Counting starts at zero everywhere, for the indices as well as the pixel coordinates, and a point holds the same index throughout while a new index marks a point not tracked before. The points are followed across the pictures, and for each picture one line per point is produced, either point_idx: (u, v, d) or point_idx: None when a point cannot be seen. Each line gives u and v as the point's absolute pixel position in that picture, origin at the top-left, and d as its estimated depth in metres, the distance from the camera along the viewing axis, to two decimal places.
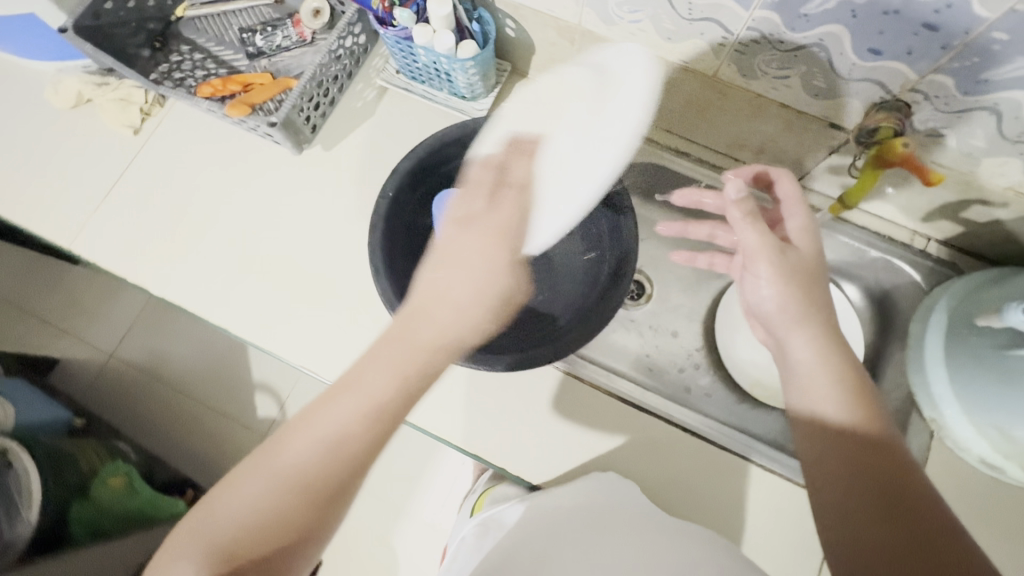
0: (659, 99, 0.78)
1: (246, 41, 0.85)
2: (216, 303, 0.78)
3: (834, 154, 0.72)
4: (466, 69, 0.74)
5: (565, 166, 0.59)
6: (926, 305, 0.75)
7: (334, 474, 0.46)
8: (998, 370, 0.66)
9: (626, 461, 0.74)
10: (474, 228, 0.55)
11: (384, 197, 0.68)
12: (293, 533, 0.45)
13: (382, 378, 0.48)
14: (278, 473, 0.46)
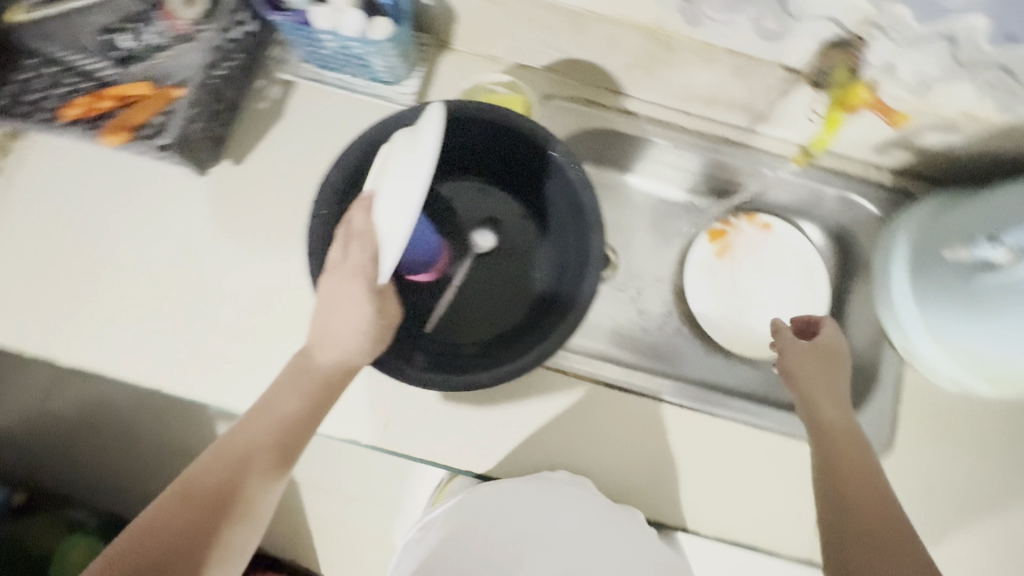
0: (601, 56, 0.74)
1: (108, 46, 0.71)
2: (143, 360, 0.68)
3: (787, 95, 0.71)
4: (383, 51, 0.67)
5: (392, 215, 0.52)
6: (886, 239, 0.74)
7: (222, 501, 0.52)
8: (971, 296, 0.63)
9: (623, 449, 0.71)
10: (337, 277, 0.54)
11: (316, 219, 0.59)
12: (189, 555, 0.49)
13: (289, 398, 0.56)
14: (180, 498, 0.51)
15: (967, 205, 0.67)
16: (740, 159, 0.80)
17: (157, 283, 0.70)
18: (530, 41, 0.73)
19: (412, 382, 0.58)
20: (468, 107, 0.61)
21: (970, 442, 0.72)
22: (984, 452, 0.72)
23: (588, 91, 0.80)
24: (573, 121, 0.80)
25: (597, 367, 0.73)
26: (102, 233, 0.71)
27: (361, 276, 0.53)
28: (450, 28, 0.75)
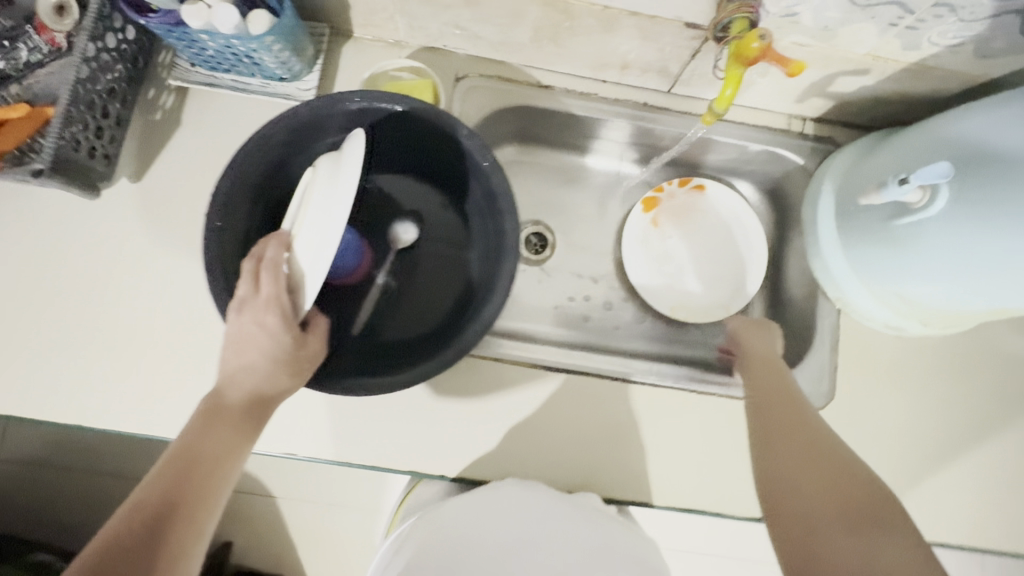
0: (505, 32, 0.70)
1: None
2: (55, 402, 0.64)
3: (697, 55, 0.69)
4: (269, 47, 0.62)
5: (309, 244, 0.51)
6: (813, 193, 0.75)
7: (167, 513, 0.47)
8: (889, 240, 0.61)
9: (573, 435, 0.69)
10: (247, 314, 0.53)
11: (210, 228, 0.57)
12: None
13: (201, 435, 0.51)
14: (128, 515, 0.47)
15: (886, 150, 0.66)
16: (655, 122, 0.78)
17: (67, 319, 0.67)
18: (427, 21, 0.70)
19: (332, 388, 0.56)
20: (365, 95, 0.58)
21: (910, 379, 0.73)
22: (925, 387, 0.73)
23: (495, 69, 0.77)
24: (489, 101, 0.76)
25: (534, 354, 0.72)
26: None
27: (275, 308, 0.52)
28: (343, 15, 0.71)
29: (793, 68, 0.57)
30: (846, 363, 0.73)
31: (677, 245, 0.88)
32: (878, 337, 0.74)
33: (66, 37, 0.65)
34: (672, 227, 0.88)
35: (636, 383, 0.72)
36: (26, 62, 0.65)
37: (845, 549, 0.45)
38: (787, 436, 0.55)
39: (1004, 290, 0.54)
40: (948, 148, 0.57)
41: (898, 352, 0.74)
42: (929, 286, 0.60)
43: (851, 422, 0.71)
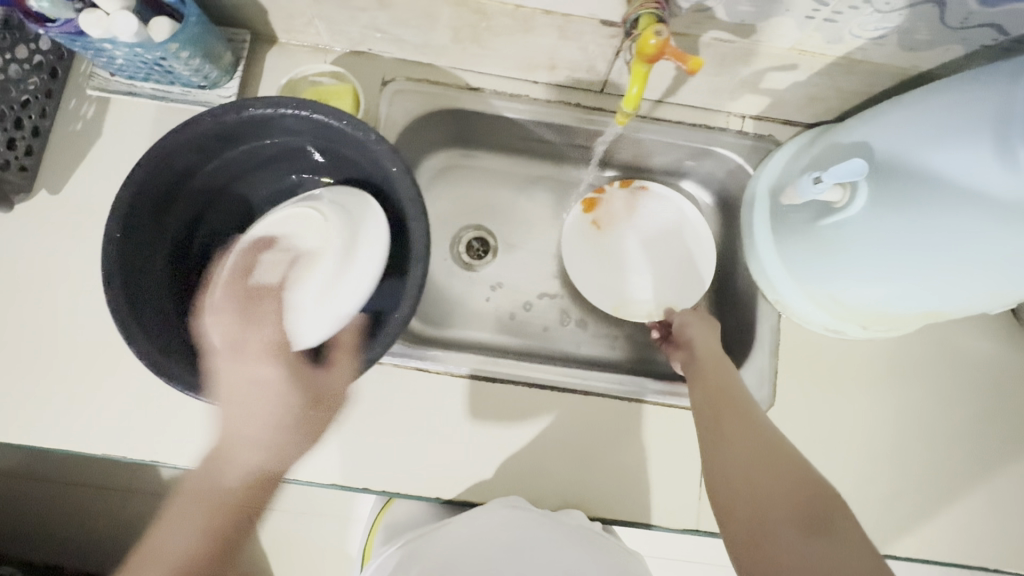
0: (559, 55, 0.67)
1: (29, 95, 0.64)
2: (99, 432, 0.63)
3: (761, 76, 0.65)
4: (175, 53, 0.60)
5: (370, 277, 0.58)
6: (754, 184, 0.72)
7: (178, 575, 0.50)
8: (821, 240, 0.60)
9: (623, 466, 0.67)
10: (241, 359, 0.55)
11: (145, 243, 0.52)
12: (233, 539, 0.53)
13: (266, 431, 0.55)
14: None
15: (822, 147, 0.63)
16: (719, 145, 0.75)
17: (107, 345, 0.65)
18: (477, 45, 0.67)
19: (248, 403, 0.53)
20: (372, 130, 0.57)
21: (972, 409, 0.71)
22: (988, 419, 0.70)
23: (547, 92, 0.74)
24: (416, 104, 0.72)
25: (573, 377, 0.70)
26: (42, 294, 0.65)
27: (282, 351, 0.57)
28: (389, 40, 0.69)
29: (692, 65, 0.49)
30: (895, 389, 0.71)
31: (616, 257, 0.82)
32: (931, 364, 0.72)
33: (210, 120, 0.56)
34: (625, 236, 0.83)
35: (682, 407, 0.69)
36: (155, 180, 0.57)
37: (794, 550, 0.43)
38: (741, 445, 0.51)
39: (969, 289, 0.52)
40: (881, 147, 0.55)
41: (952, 380, 0.72)
42: (918, 309, 0.58)
43: (902, 451, 0.69)
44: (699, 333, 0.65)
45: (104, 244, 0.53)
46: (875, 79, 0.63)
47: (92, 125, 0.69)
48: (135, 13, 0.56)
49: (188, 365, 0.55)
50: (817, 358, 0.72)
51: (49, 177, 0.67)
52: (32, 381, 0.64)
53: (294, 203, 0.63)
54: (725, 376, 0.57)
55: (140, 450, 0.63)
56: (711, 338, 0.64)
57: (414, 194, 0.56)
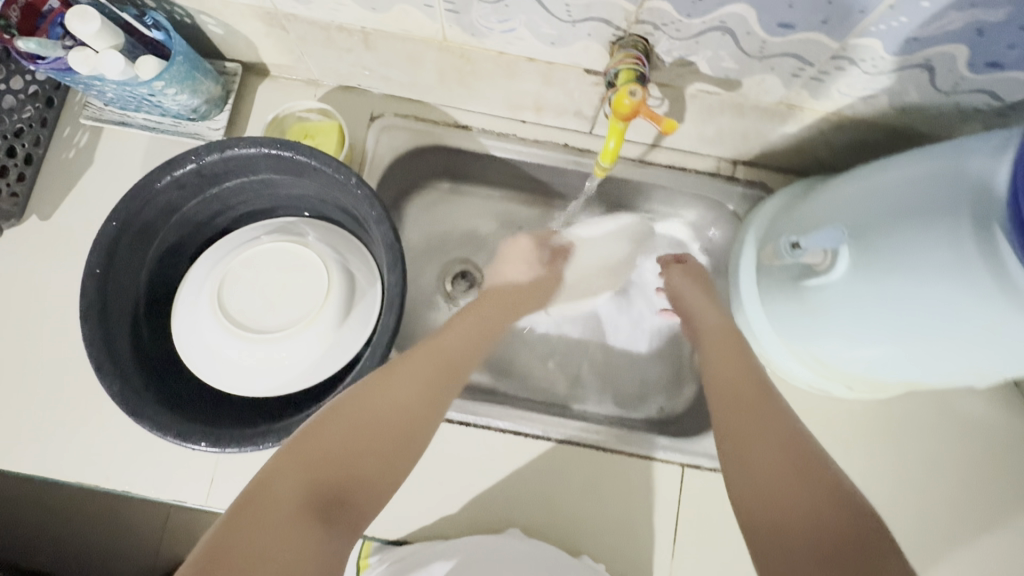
0: (546, 99, 0.66)
1: (22, 123, 0.65)
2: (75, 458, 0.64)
3: (750, 126, 0.64)
4: (161, 90, 0.61)
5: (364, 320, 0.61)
6: (741, 233, 0.71)
7: (420, 415, 0.49)
8: (801, 300, 0.58)
9: (592, 512, 0.66)
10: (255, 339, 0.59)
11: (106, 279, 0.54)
12: (354, 489, 0.43)
13: (411, 382, 0.50)
14: (373, 414, 0.46)
15: (807, 202, 0.62)
16: (710, 191, 0.73)
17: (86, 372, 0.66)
18: (463, 86, 0.67)
19: (203, 448, 0.53)
20: (348, 172, 0.57)
21: (971, 478, 0.67)
22: (987, 490, 0.66)
23: (536, 132, 0.73)
24: (402, 141, 0.72)
25: (548, 425, 0.69)
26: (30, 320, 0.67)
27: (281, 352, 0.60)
28: (377, 78, 0.69)
29: (665, 125, 0.49)
30: (890, 453, 0.68)
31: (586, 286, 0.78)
32: (930, 428, 0.68)
33: (194, 160, 0.57)
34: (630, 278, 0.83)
35: (659, 460, 0.68)
36: (138, 217, 0.58)
37: (788, 487, 0.42)
38: (742, 397, 0.51)
39: (952, 360, 0.51)
40: (859, 211, 0.53)
41: (954, 445, 0.68)
42: (900, 375, 0.56)
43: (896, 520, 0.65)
44: (696, 300, 0.67)
45: (83, 279, 0.54)
46: (868, 134, 0.61)
47: (84, 154, 0.70)
48: (123, 52, 0.57)
49: (160, 403, 0.55)
50: (805, 415, 0.69)
51: (41, 205, 0.69)
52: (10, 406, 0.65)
53: (273, 239, 0.63)
54: (726, 341, 0.59)
55: (112, 480, 0.64)
56: (706, 301, 0.67)
57: (389, 239, 0.56)
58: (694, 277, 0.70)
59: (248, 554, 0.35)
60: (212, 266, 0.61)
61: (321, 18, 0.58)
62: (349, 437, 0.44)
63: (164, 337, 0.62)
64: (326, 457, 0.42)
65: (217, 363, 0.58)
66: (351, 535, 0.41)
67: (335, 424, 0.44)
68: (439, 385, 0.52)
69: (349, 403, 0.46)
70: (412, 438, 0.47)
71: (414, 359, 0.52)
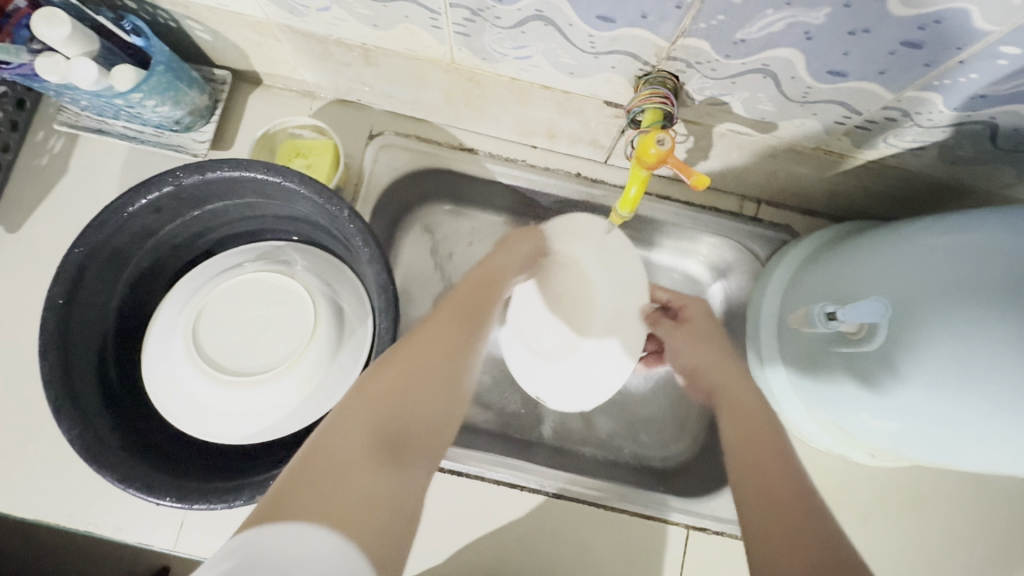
0: (560, 126, 0.61)
1: None
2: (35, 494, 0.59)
3: (779, 167, 0.59)
4: (139, 101, 0.55)
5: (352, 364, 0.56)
6: (765, 278, 0.66)
7: (462, 355, 0.45)
8: (827, 366, 0.53)
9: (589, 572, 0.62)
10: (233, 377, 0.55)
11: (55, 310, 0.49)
12: (419, 429, 0.39)
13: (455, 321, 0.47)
14: (419, 361, 0.42)
15: (843, 255, 0.56)
16: (729, 231, 0.69)
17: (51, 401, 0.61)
18: (470, 108, 0.62)
19: (166, 503, 0.48)
20: (339, 206, 0.51)
21: (999, 557, 0.62)
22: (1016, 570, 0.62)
23: (546, 159, 0.68)
24: (402, 162, 0.67)
25: (547, 478, 0.64)
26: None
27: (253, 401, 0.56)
28: (378, 94, 0.64)
29: (696, 180, 0.45)
30: (913, 524, 0.63)
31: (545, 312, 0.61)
32: (955, 498, 0.64)
33: (171, 182, 0.51)
34: None
35: (662, 521, 0.63)
36: (107, 242, 0.52)
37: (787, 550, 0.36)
38: (753, 443, 0.46)
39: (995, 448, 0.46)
40: (902, 279, 0.47)
41: (980, 519, 0.63)
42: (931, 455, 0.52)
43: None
44: (710, 369, 0.56)
45: (43, 312, 0.49)
46: (909, 184, 0.56)
47: (58, 161, 0.65)
48: (97, 59, 0.52)
49: (123, 449, 0.50)
50: (821, 478, 0.65)
51: (8, 215, 0.64)
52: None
53: (257, 266, 0.58)
54: (739, 381, 0.53)
55: (75, 518, 0.59)
56: (721, 362, 0.56)
57: (381, 282, 0.50)
58: (696, 338, 0.59)
59: (314, 497, 0.32)
60: (190, 295, 0.57)
61: (319, 32, 0.53)
62: (400, 385, 0.40)
63: (134, 369, 0.57)
64: (380, 404, 0.38)
65: (191, 404, 0.53)
66: (416, 475, 0.38)
67: (384, 373, 0.40)
68: (476, 327, 0.48)
69: (398, 351, 0.42)
70: (458, 381, 0.44)
71: (450, 302, 0.49)
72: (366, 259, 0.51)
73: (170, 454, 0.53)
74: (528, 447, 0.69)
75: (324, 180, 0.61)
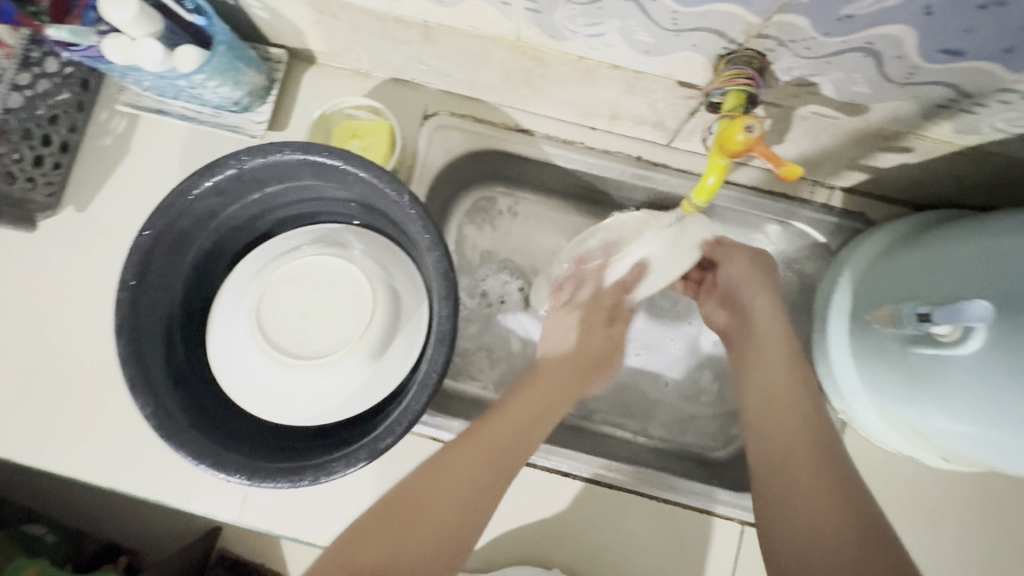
0: (623, 106, 0.58)
1: (59, 108, 0.61)
2: (110, 461, 0.62)
3: (863, 151, 0.55)
4: (202, 83, 0.55)
5: (409, 347, 0.56)
6: (835, 270, 0.62)
7: (503, 462, 0.45)
8: (908, 367, 0.50)
9: (638, 558, 0.62)
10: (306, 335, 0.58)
11: (127, 290, 0.51)
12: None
13: (471, 454, 0.44)
14: (461, 471, 0.43)
15: (929, 249, 0.52)
16: (797, 218, 0.65)
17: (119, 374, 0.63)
18: (530, 88, 0.59)
19: (234, 479, 0.49)
20: (400, 191, 0.50)
21: None
22: None
23: (605, 141, 0.65)
24: (457, 144, 0.65)
25: (599, 468, 0.63)
26: (66, 314, 0.64)
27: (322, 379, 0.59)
28: (434, 73, 0.62)
29: (786, 169, 0.42)
30: (983, 533, 0.60)
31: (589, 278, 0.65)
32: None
33: (234, 165, 0.51)
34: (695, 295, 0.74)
35: (717, 515, 0.62)
36: (174, 225, 0.53)
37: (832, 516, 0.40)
38: (796, 436, 0.46)
39: None
40: (1001, 276, 0.43)
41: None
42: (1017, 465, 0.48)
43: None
44: (755, 296, 0.57)
45: (117, 292, 0.51)
46: (1011, 171, 0.52)
47: (121, 141, 0.66)
48: (162, 39, 0.51)
49: (194, 427, 0.52)
50: (886, 480, 0.62)
51: (77, 195, 0.65)
52: (43, 405, 0.63)
53: (315, 250, 0.58)
54: (776, 347, 0.53)
55: (145, 488, 0.62)
56: (769, 298, 0.56)
57: (442, 269, 0.49)
58: (757, 260, 0.58)
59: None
60: (252, 276, 0.57)
61: (379, 9, 0.51)
62: (405, 526, 0.41)
63: (197, 347, 0.59)
64: (371, 554, 0.39)
65: (254, 384, 0.55)
66: None
67: (404, 501, 0.42)
68: (517, 449, 0.46)
69: (410, 488, 0.43)
70: (477, 521, 0.43)
71: (488, 422, 0.47)
72: (426, 245, 0.50)
73: (234, 431, 0.55)
74: (578, 435, 0.68)
75: (380, 162, 0.61)
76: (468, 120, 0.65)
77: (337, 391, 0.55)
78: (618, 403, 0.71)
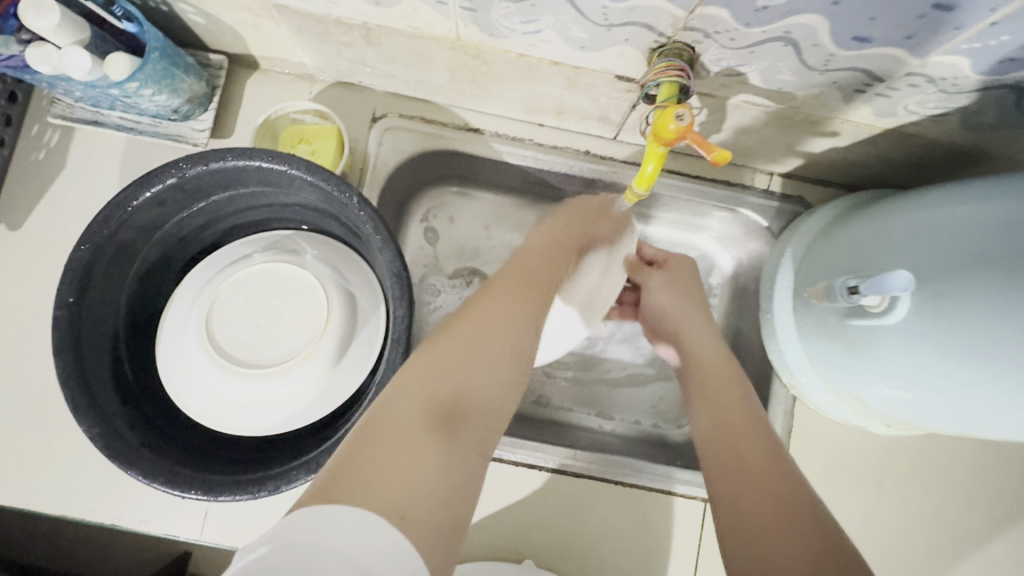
0: (569, 101, 0.59)
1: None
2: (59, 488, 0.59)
3: (796, 138, 0.58)
4: (137, 92, 0.54)
5: (368, 352, 0.56)
6: (777, 252, 0.65)
7: (500, 372, 0.40)
8: (846, 338, 0.53)
9: (609, 541, 0.63)
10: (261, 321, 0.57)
11: (64, 307, 0.49)
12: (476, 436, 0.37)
13: (482, 372, 0.39)
14: (500, 336, 0.41)
15: (861, 226, 0.55)
16: (739, 204, 0.67)
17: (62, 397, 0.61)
18: (476, 86, 0.60)
19: (190, 497, 0.48)
20: (346, 191, 0.49)
21: (1010, 521, 0.63)
22: None
23: (555, 137, 0.67)
24: (408, 145, 0.65)
25: (565, 458, 0.64)
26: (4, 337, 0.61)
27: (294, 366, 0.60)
28: (380, 75, 0.62)
29: (716, 155, 0.44)
30: (925, 492, 0.64)
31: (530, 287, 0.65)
32: (972, 467, 0.64)
33: (175, 174, 0.50)
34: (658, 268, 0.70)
35: (679, 495, 0.64)
36: (114, 238, 0.51)
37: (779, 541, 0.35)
38: (737, 432, 0.46)
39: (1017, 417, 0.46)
40: (925, 248, 0.46)
41: (996, 485, 0.64)
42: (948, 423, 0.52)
43: (929, 564, 0.62)
44: (682, 317, 0.59)
45: (54, 310, 0.49)
46: (928, 149, 0.56)
47: (55, 155, 0.64)
48: (91, 48, 0.50)
49: (147, 445, 0.51)
50: (835, 448, 0.65)
51: (9, 213, 0.63)
52: None
53: (267, 257, 0.57)
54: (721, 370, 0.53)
55: (100, 513, 0.60)
56: (699, 322, 0.58)
57: (394, 269, 0.49)
58: (678, 282, 0.62)
59: (370, 476, 0.31)
60: (200, 288, 0.56)
61: (317, 11, 0.51)
62: (452, 366, 0.38)
63: (148, 364, 0.57)
64: (440, 378, 0.37)
65: (209, 397, 0.53)
66: (477, 458, 0.36)
67: (449, 343, 0.39)
68: (521, 345, 0.42)
69: (436, 348, 0.39)
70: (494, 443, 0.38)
71: (508, 283, 0.45)
72: (377, 247, 0.50)
73: (188, 447, 0.54)
74: (545, 427, 0.69)
75: (328, 166, 0.60)
76: (417, 121, 0.65)
77: (296, 401, 0.54)
78: (584, 393, 0.73)
